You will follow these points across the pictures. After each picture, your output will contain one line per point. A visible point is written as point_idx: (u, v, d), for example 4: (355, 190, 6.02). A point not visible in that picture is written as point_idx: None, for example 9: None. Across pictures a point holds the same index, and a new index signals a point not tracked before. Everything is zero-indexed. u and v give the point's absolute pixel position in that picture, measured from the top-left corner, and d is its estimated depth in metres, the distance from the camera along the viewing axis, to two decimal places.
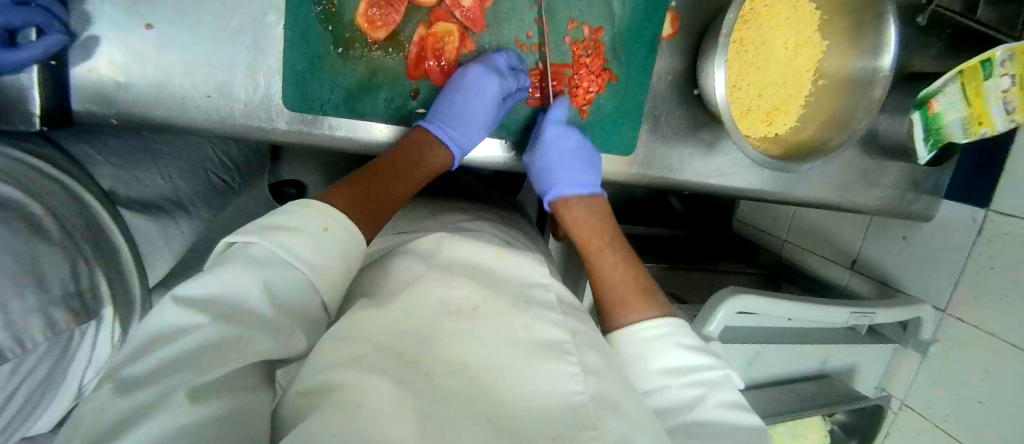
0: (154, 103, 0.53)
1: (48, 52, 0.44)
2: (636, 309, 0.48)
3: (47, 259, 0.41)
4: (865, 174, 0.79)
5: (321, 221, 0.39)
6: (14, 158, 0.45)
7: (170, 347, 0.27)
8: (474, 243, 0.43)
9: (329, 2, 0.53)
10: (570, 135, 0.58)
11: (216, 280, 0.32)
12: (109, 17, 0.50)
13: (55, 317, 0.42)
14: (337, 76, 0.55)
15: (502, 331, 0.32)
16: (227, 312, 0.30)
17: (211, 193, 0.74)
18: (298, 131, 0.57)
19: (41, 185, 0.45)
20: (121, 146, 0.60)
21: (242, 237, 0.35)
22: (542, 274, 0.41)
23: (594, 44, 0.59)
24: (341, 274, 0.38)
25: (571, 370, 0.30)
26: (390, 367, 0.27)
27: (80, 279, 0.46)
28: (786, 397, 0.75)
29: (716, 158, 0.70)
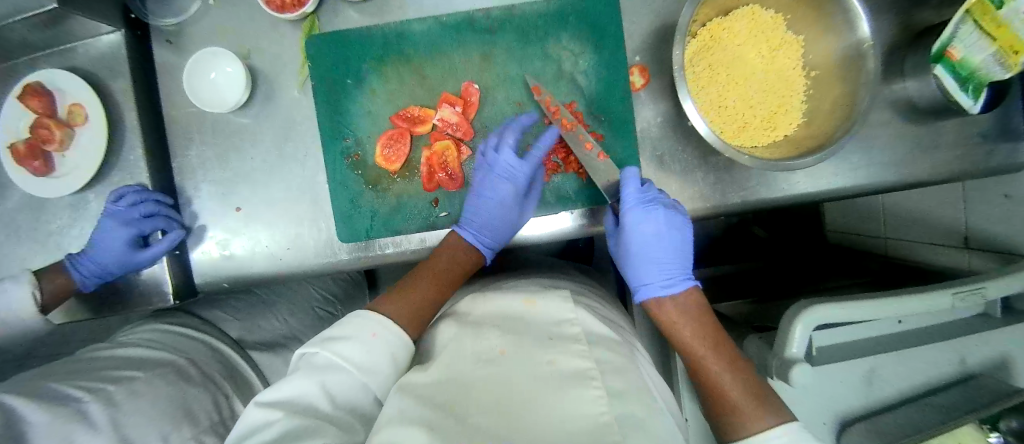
0: (247, 266, 0.68)
1: (173, 245, 0.62)
2: (755, 417, 0.44)
3: (191, 397, 0.54)
4: (920, 142, 0.73)
5: (369, 327, 0.45)
6: (163, 330, 0.63)
7: (253, 441, 0.34)
8: (504, 298, 0.48)
9: (356, 154, 0.67)
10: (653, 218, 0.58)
11: (287, 385, 0.39)
12: (215, 213, 0.68)
13: (207, 441, 0.52)
14: (373, 204, 0.67)
15: (530, 371, 0.35)
16: (298, 410, 0.37)
17: (320, 325, 0.83)
18: (359, 257, 0.69)
19: (183, 344, 0.62)
20: (243, 304, 0.77)
21: (307, 349, 0.43)
22: (569, 311, 0.44)
23: (573, 115, 0.66)
24: (389, 370, 0.43)
25: (594, 395, 0.32)
26: (428, 411, 0.32)
27: (222, 408, 0.57)
28: (929, 415, 0.62)
29: (740, 176, 0.69)
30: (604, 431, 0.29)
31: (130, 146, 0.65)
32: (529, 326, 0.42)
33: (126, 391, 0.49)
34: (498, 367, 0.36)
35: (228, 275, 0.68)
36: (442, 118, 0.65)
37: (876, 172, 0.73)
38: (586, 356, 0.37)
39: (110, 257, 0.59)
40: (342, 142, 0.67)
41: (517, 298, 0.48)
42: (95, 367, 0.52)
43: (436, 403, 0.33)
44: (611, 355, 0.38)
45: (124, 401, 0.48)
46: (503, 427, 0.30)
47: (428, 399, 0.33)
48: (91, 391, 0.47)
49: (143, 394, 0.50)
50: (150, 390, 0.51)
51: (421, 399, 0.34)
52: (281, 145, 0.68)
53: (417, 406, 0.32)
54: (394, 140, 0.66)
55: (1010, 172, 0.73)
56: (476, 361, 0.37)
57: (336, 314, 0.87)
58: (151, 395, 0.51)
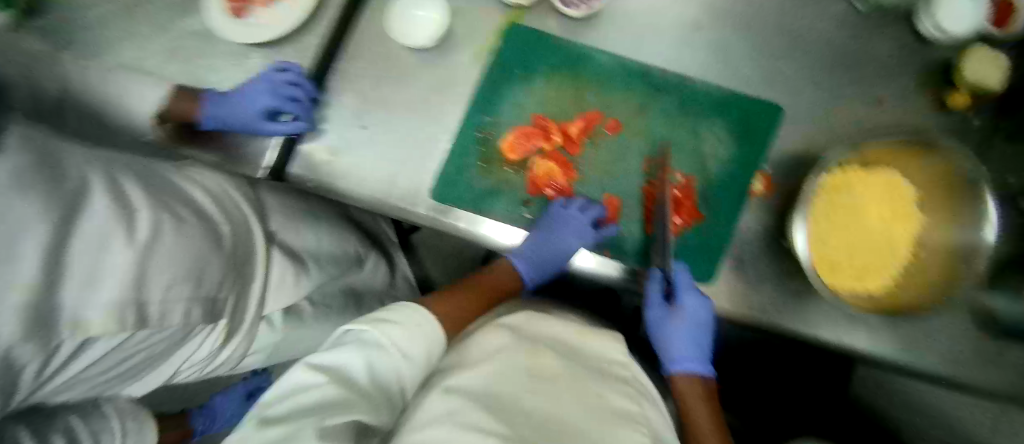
0: (346, 180, 0.74)
1: (291, 131, 0.69)
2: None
3: (209, 263, 0.55)
4: (984, 356, 0.74)
5: (416, 319, 0.55)
6: (227, 199, 0.62)
7: (307, 396, 0.42)
8: (552, 325, 0.60)
9: (485, 131, 0.70)
10: (698, 301, 0.64)
11: (344, 351, 0.49)
12: (338, 122, 0.73)
13: (191, 313, 0.54)
14: (475, 180, 0.71)
15: (584, 398, 0.46)
16: (338, 378, 0.45)
17: (338, 261, 0.87)
18: (432, 217, 0.73)
19: (237, 233, 0.60)
20: (286, 214, 0.78)
21: (352, 326, 0.52)
22: (617, 352, 0.58)
23: (685, 188, 0.69)
24: (420, 359, 0.52)
25: (636, 437, 0.44)
26: (482, 411, 0.40)
27: (221, 286, 0.58)
28: None
29: (805, 307, 0.70)
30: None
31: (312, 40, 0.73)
32: (574, 356, 0.54)
33: (175, 227, 0.50)
34: (552, 386, 0.47)
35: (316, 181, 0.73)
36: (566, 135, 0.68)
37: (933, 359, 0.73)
38: (631, 398, 0.50)
39: (242, 117, 0.66)
40: (481, 116, 0.71)
41: (569, 328, 0.61)
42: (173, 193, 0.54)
43: (483, 402, 0.42)
44: (651, 414, 0.50)
45: (169, 239, 0.49)
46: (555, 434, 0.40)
47: (482, 401, 0.42)
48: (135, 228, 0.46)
49: (184, 238, 0.51)
50: (173, 239, 0.50)
51: (471, 397, 0.43)
52: (427, 92, 0.73)
53: (475, 401, 0.42)
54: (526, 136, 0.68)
55: None
56: (530, 375, 0.48)
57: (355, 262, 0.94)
58: (178, 250, 0.50)
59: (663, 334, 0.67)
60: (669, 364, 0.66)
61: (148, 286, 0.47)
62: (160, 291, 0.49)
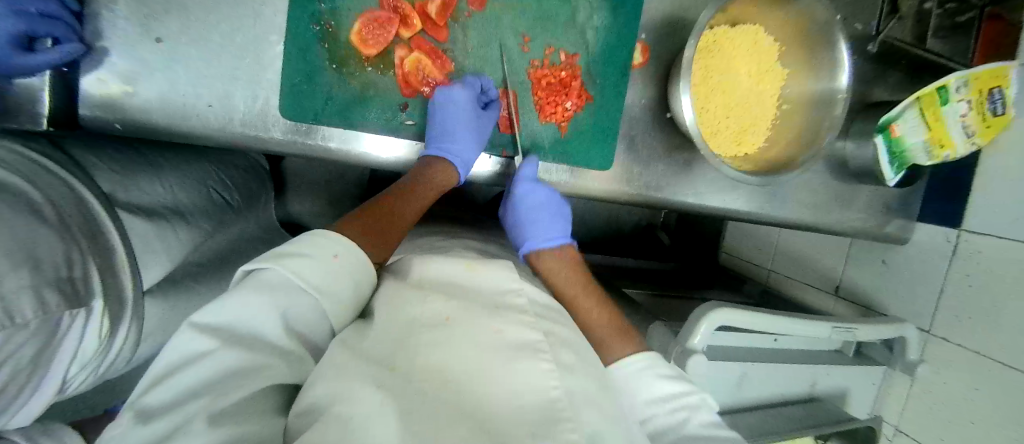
0: (156, 110, 0.58)
1: (61, 59, 0.50)
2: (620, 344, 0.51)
3: (37, 239, 0.38)
4: (839, 196, 0.84)
5: (332, 249, 0.43)
6: (25, 156, 0.43)
7: (189, 376, 0.31)
8: (448, 262, 0.49)
9: (327, 23, 0.58)
10: (539, 191, 0.63)
11: (233, 307, 0.35)
12: (122, 32, 0.56)
13: (46, 298, 0.38)
14: (331, 87, 0.59)
15: (481, 338, 0.37)
16: (242, 340, 0.34)
17: (210, 208, 0.68)
18: (292, 140, 0.61)
19: (44, 179, 0.43)
20: (123, 158, 0.57)
21: (257, 263, 0.39)
22: (514, 282, 0.47)
23: (569, 66, 0.65)
24: (348, 297, 0.41)
25: (546, 367, 0.36)
26: (372, 373, 0.33)
27: (74, 265, 0.42)
28: (775, 419, 0.72)
29: (693, 176, 0.74)
30: (554, 407, 0.33)
31: None
32: (473, 298, 0.43)
33: None
34: (447, 332, 0.37)
35: (127, 121, 0.58)
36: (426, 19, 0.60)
37: (799, 210, 0.82)
38: (534, 327, 0.40)
39: None
40: (315, 4, 0.58)
41: (459, 262, 0.49)
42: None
43: (379, 363, 0.34)
44: (564, 333, 0.43)
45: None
46: (450, 396, 0.32)
47: (369, 359, 0.34)
48: None
49: None
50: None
51: (366, 360, 0.34)
52: None
53: (361, 366, 0.33)
54: (380, 23, 0.59)
55: (894, 243, 0.85)
56: (419, 326, 0.38)
57: (229, 205, 0.74)
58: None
59: (517, 215, 0.64)
60: (524, 246, 0.64)
61: None
62: None
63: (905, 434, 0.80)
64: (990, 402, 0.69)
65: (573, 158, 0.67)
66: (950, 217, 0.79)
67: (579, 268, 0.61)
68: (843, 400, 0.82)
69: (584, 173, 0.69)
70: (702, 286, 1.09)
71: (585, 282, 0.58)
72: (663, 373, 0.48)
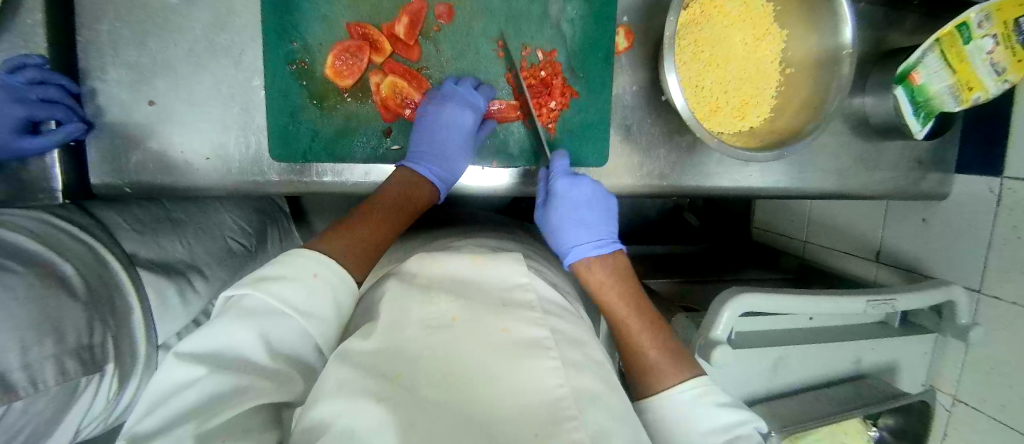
0: (158, 170, 0.60)
1: (67, 139, 0.54)
2: (668, 373, 0.46)
3: (63, 310, 0.40)
4: (864, 157, 0.78)
5: (312, 269, 0.42)
6: (44, 221, 0.46)
7: (170, 407, 0.31)
8: (453, 257, 0.48)
9: (302, 61, 0.59)
10: (581, 186, 0.60)
11: (217, 334, 0.36)
12: (119, 100, 0.58)
13: (67, 366, 0.38)
14: (314, 123, 0.60)
15: (484, 338, 0.36)
16: (226, 367, 0.34)
17: (229, 258, 0.67)
18: (288, 180, 0.62)
19: (62, 243, 0.45)
20: (147, 216, 0.59)
21: (236, 290, 0.39)
22: (520, 275, 0.46)
23: (550, 64, 0.63)
24: (332, 315, 0.41)
25: (550, 365, 0.34)
26: (373, 384, 0.30)
27: (93, 331, 0.42)
28: (818, 402, 0.68)
29: (698, 158, 0.70)
30: (558, 405, 0.31)
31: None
32: (468, 294, 0.42)
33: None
34: (450, 334, 0.36)
35: (133, 182, 0.60)
36: (396, 43, 0.60)
37: (820, 178, 0.77)
38: (542, 324, 0.39)
39: None
40: (288, 44, 0.59)
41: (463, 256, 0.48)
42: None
43: (380, 372, 0.31)
44: (569, 329, 0.40)
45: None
46: (456, 401, 0.30)
47: (372, 368, 0.32)
48: None
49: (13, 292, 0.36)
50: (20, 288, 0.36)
51: (366, 368, 0.32)
52: (212, 37, 0.58)
53: (361, 375, 0.31)
54: (351, 52, 0.59)
55: (932, 199, 0.79)
56: (425, 327, 0.36)
57: (249, 253, 0.72)
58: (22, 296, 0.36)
59: (558, 214, 0.60)
60: (568, 254, 0.58)
61: None
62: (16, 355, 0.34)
63: (965, 404, 0.74)
64: None
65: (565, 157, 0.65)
66: (991, 165, 0.72)
67: (632, 278, 0.55)
68: (892, 374, 0.77)
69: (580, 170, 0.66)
70: (732, 266, 1.04)
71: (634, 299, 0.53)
72: (718, 402, 0.43)
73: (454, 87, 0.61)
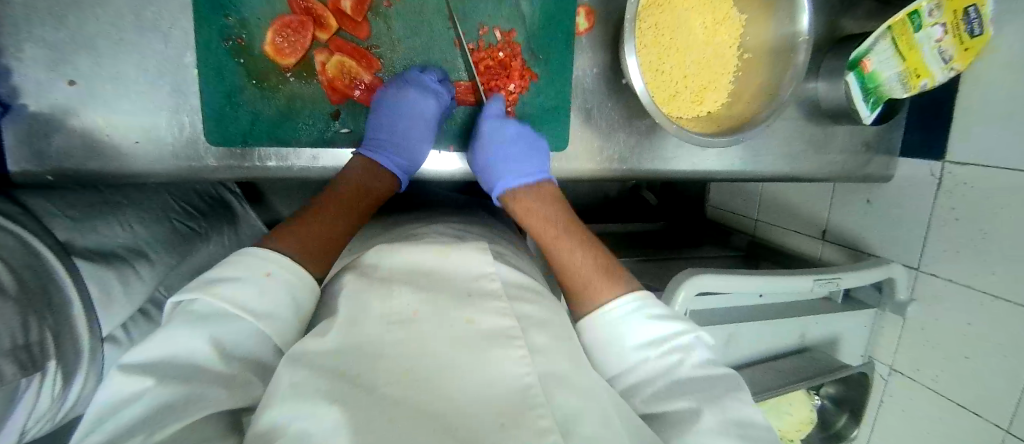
0: (85, 156, 0.56)
1: None
2: (602, 289, 0.48)
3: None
4: (816, 141, 0.80)
5: (264, 267, 0.41)
6: None
7: (117, 422, 0.29)
8: (418, 248, 0.46)
9: (239, 37, 0.55)
10: (505, 126, 0.59)
11: (167, 343, 0.34)
12: (31, 78, 0.52)
13: (4, 369, 0.35)
14: (256, 105, 0.57)
15: (449, 330, 0.35)
16: (178, 375, 0.32)
17: (178, 240, 0.64)
18: (228, 166, 0.58)
19: None
20: (80, 200, 0.54)
21: (185, 295, 0.37)
22: (487, 263, 0.45)
23: (507, 46, 0.61)
24: (290, 316, 0.40)
25: (517, 354, 0.34)
26: (331, 388, 0.29)
27: (28, 329, 0.39)
28: (766, 375, 0.71)
29: (657, 142, 0.70)
30: (527, 393, 0.31)
31: None
32: (422, 283, 0.41)
33: None
34: (413, 328, 0.34)
35: (54, 168, 0.55)
36: (342, 20, 0.56)
37: (774, 161, 0.78)
38: (508, 314, 0.38)
39: None
40: (222, 18, 0.54)
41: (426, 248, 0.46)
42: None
43: (338, 376, 0.30)
44: (534, 311, 0.40)
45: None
46: (422, 402, 0.29)
47: (328, 372, 0.31)
48: None
49: None
50: None
51: (323, 372, 0.31)
52: (137, 8, 0.53)
53: (318, 382, 0.29)
54: (293, 29, 0.55)
55: (877, 181, 0.82)
56: (385, 323, 0.35)
57: (198, 233, 0.69)
58: None
59: (485, 154, 0.59)
60: (497, 186, 0.60)
61: None
62: None
63: (900, 374, 0.79)
64: (985, 335, 0.68)
65: None
66: (933, 149, 0.75)
67: (559, 202, 0.58)
68: (836, 347, 0.81)
69: None
70: (690, 246, 1.06)
71: (565, 223, 0.55)
72: (654, 314, 0.45)
73: (419, 75, 0.58)
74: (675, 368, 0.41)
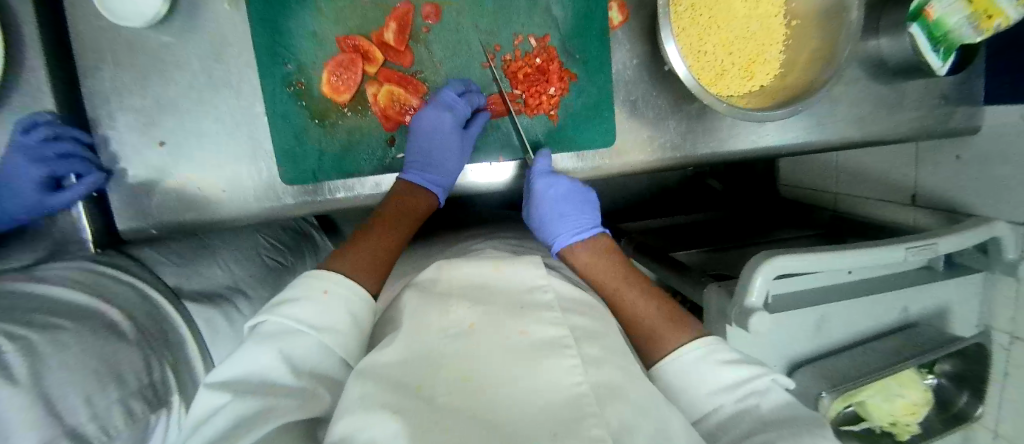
0: (178, 209, 0.61)
1: (91, 190, 0.56)
2: (671, 338, 0.45)
3: (120, 353, 0.41)
4: (883, 101, 0.74)
5: (321, 286, 0.43)
6: (88, 269, 0.50)
7: (202, 430, 0.32)
8: (473, 263, 0.45)
9: (299, 82, 0.59)
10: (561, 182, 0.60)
11: (240, 362, 0.37)
12: (131, 145, 0.59)
13: (135, 407, 0.40)
14: (319, 142, 0.61)
15: (502, 339, 0.34)
16: (251, 388, 0.35)
17: (268, 274, 0.71)
18: (304, 201, 0.63)
19: (109, 286, 0.49)
20: (180, 247, 0.64)
21: (255, 318, 0.41)
22: (542, 276, 0.43)
23: (544, 50, 0.62)
24: (348, 330, 0.41)
25: (570, 363, 0.33)
26: (394, 394, 0.29)
27: (152, 368, 0.44)
28: (868, 359, 0.65)
29: (711, 123, 0.68)
30: (580, 403, 0.30)
31: (24, 62, 0.55)
32: (492, 294, 0.41)
33: (53, 341, 0.36)
34: (468, 340, 0.34)
35: (150, 219, 0.61)
36: (387, 52, 0.60)
37: (839, 128, 0.73)
38: (561, 323, 0.37)
39: (12, 199, 0.52)
40: (282, 67, 0.59)
41: (484, 261, 0.45)
42: (22, 306, 0.39)
43: (400, 384, 0.30)
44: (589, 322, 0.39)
45: (53, 356, 0.35)
46: (479, 407, 0.29)
47: (393, 382, 0.30)
48: (10, 338, 0.33)
49: (70, 346, 0.37)
50: (79, 341, 0.38)
51: (385, 382, 0.30)
52: (210, 70, 0.59)
53: (381, 390, 0.29)
54: (345, 67, 0.59)
55: (964, 134, 0.74)
56: (443, 335, 0.35)
57: (286, 266, 0.76)
58: (80, 350, 0.38)
59: (542, 209, 0.61)
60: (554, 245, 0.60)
61: (66, 407, 0.34)
62: (84, 407, 0.35)
63: None
64: None
65: (573, 143, 0.65)
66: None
67: (613, 253, 0.57)
68: (943, 320, 0.73)
69: (588, 154, 0.65)
70: (761, 230, 1.00)
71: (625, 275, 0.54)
72: (722, 359, 0.42)
73: (442, 95, 0.60)
74: (755, 408, 0.38)
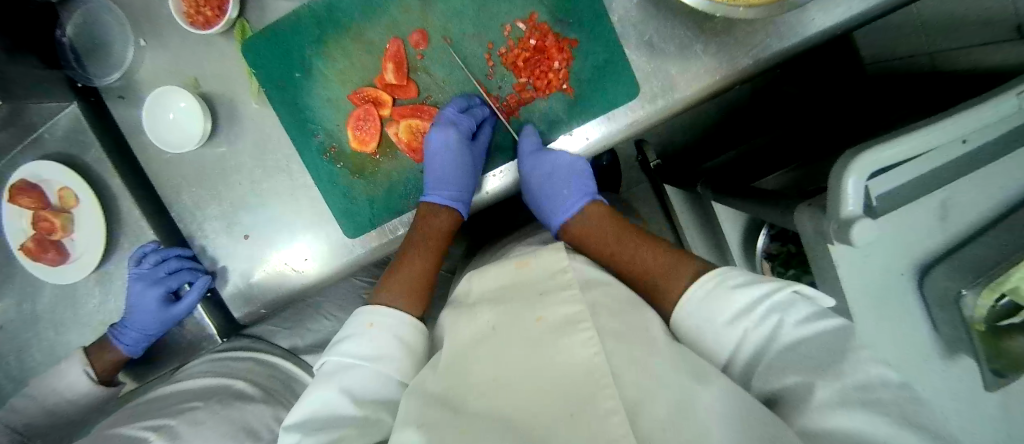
0: (271, 289, 0.69)
1: (202, 291, 0.67)
2: (682, 272, 0.46)
3: (250, 413, 0.53)
4: None
5: (368, 320, 0.48)
6: (214, 356, 0.62)
7: None
8: (497, 266, 0.47)
9: (331, 147, 0.65)
10: (546, 155, 0.61)
11: (310, 400, 0.40)
12: (222, 245, 0.69)
13: None
14: (365, 193, 0.65)
15: (520, 333, 0.36)
16: (325, 422, 0.38)
17: None
18: (373, 246, 0.68)
19: (242, 366, 0.60)
20: (292, 313, 0.77)
21: (321, 360, 0.45)
22: (563, 260, 0.43)
23: (535, 29, 0.61)
24: (399, 353, 0.45)
25: (584, 338, 0.34)
26: (427, 403, 0.34)
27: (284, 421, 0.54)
28: None
29: (750, 30, 0.58)
30: (594, 375, 0.31)
31: (125, 206, 0.68)
32: (537, 299, 0.39)
33: (189, 421, 0.48)
34: (494, 337, 0.37)
35: (251, 304, 0.69)
36: (392, 92, 0.63)
37: None
38: (577, 299, 0.37)
39: (151, 316, 0.65)
40: (315, 139, 0.65)
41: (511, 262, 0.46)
42: (169, 403, 0.52)
43: (435, 395, 0.34)
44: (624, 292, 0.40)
45: (186, 432, 0.47)
46: (500, 403, 0.32)
47: (431, 394, 0.35)
48: (156, 429, 0.46)
49: (203, 421, 0.49)
50: (211, 416, 0.50)
51: (422, 393, 0.35)
52: (258, 164, 0.67)
53: (417, 402, 0.34)
54: (363, 119, 0.63)
55: None
56: (473, 339, 0.39)
57: None
58: (212, 422, 0.49)
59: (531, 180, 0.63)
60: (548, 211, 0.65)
61: None
62: None
63: None
64: None
65: (598, 109, 0.62)
66: None
67: (608, 213, 0.62)
68: None
69: (615, 115, 0.62)
70: (847, 126, 0.82)
71: (615, 233, 0.57)
72: (734, 284, 0.40)
73: (444, 113, 0.63)
74: (776, 335, 0.36)
